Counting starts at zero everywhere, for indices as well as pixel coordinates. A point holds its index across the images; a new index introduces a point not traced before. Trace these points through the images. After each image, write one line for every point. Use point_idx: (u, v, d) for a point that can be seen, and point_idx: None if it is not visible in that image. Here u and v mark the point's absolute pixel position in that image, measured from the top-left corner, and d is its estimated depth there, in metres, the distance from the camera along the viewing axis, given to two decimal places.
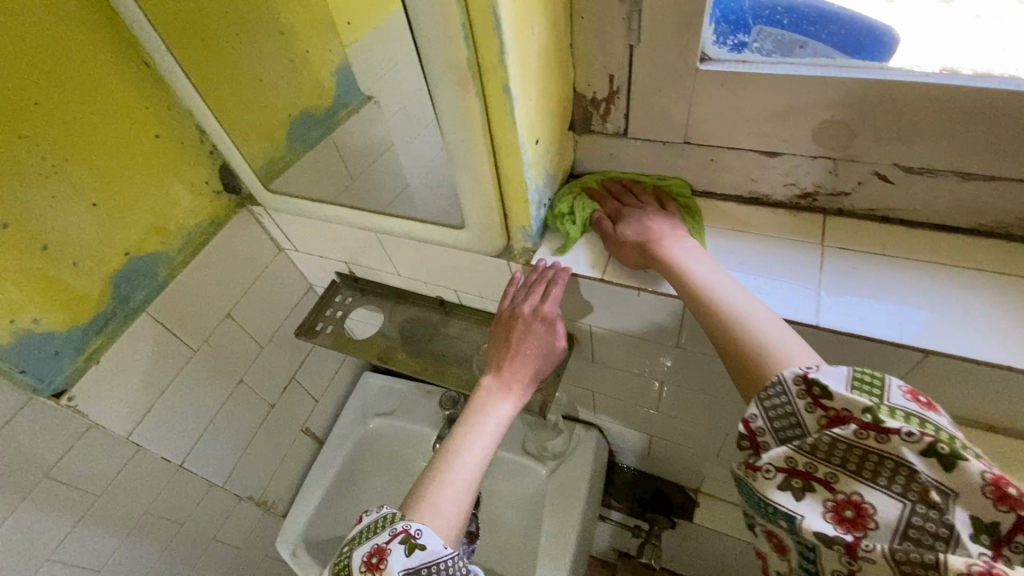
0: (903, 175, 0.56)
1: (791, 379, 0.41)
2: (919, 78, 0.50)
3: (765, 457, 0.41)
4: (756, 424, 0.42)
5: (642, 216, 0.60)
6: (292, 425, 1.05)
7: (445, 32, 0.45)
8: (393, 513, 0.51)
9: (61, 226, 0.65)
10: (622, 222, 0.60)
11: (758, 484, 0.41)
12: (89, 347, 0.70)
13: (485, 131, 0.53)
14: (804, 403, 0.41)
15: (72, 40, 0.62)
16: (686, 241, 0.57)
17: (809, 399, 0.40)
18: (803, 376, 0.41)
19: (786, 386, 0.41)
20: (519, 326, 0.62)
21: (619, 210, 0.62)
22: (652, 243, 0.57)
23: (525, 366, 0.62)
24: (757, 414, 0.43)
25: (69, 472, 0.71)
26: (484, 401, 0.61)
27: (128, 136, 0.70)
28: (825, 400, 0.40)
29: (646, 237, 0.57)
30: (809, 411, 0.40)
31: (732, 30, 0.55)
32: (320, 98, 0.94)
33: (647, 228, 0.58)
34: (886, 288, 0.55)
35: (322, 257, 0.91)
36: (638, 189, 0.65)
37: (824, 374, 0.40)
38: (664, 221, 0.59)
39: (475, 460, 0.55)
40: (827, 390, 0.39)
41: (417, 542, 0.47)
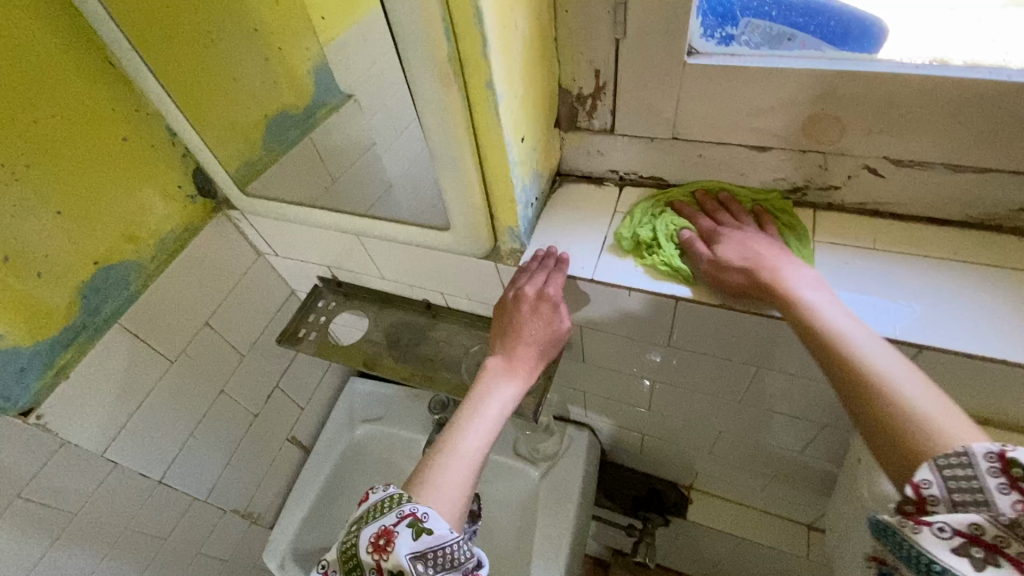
0: (893, 168, 0.55)
1: (981, 456, 0.37)
2: (908, 70, 0.49)
3: (943, 518, 0.38)
4: (928, 491, 0.38)
5: (745, 237, 0.55)
6: (277, 434, 1.02)
7: (425, 25, 0.43)
8: (400, 494, 0.49)
9: (24, 235, 0.62)
10: (721, 244, 0.55)
11: (917, 538, 0.39)
12: (58, 362, 0.67)
13: (468, 129, 0.51)
14: (995, 484, 0.37)
15: (29, 39, 0.58)
16: (801, 269, 0.51)
17: (1004, 480, 0.37)
18: (999, 455, 0.37)
19: (975, 461, 0.37)
20: (526, 309, 0.59)
21: (715, 229, 0.57)
22: (768, 270, 0.51)
23: (528, 348, 0.59)
24: (931, 482, 0.38)
25: (44, 490, 0.68)
26: (484, 381, 0.58)
27: (94, 139, 0.66)
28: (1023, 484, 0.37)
29: (759, 263, 0.52)
30: (1001, 492, 0.37)
31: (719, 23, 0.54)
32: (298, 97, 0.91)
33: (755, 253, 0.53)
34: (876, 282, 0.55)
35: (304, 261, 0.88)
36: (732, 205, 0.60)
37: (1020, 453, 0.37)
38: (768, 244, 0.54)
39: (479, 441, 0.54)
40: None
41: (424, 526, 0.46)
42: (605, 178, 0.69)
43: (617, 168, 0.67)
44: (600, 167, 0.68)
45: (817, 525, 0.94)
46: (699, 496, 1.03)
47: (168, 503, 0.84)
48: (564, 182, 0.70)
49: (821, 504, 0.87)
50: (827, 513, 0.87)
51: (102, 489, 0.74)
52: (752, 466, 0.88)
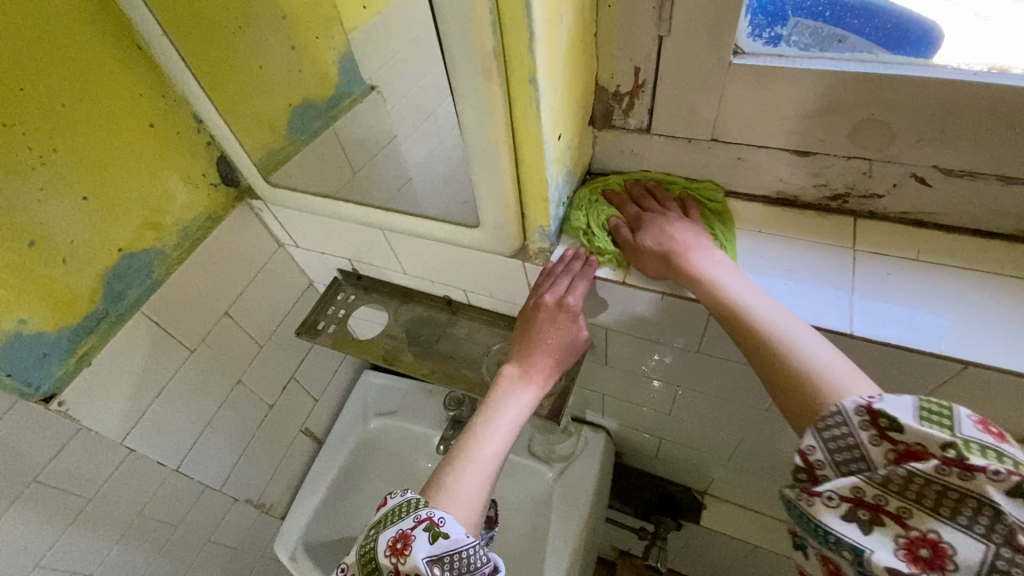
0: (942, 178, 0.53)
1: (853, 410, 0.37)
2: (966, 77, 0.47)
3: (832, 485, 0.38)
4: (813, 456, 0.39)
5: (663, 221, 0.57)
6: (290, 425, 1.01)
7: (472, 18, 0.42)
8: (417, 499, 0.49)
9: (49, 219, 0.61)
10: (642, 230, 0.57)
11: (813, 509, 0.39)
12: (81, 348, 0.66)
13: (508, 127, 0.50)
14: (869, 437, 0.37)
15: (62, 21, 0.58)
16: (712, 251, 0.53)
17: (875, 432, 0.37)
18: (867, 407, 0.37)
19: (847, 417, 0.38)
20: (542, 317, 0.59)
21: (639, 215, 0.59)
22: (679, 251, 0.53)
23: (546, 355, 0.58)
24: (814, 445, 0.39)
25: (60, 475, 0.67)
26: (501, 390, 0.58)
27: (120, 125, 0.66)
28: (894, 434, 0.36)
29: (672, 246, 0.54)
30: (875, 444, 0.37)
31: (769, 22, 0.52)
32: (322, 87, 0.90)
33: (670, 237, 0.55)
34: (919, 294, 0.53)
35: (324, 253, 0.87)
36: (663, 194, 0.62)
37: (890, 405, 0.36)
38: (686, 227, 0.56)
39: (496, 446, 0.53)
40: (896, 424, 0.36)
41: (440, 529, 0.45)
42: None
43: (650, 169, 0.65)
44: (633, 167, 0.66)
45: None
46: (714, 502, 1.01)
47: (182, 491, 0.84)
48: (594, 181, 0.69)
49: None
50: None
51: (117, 476, 0.74)
52: (772, 476, 0.87)
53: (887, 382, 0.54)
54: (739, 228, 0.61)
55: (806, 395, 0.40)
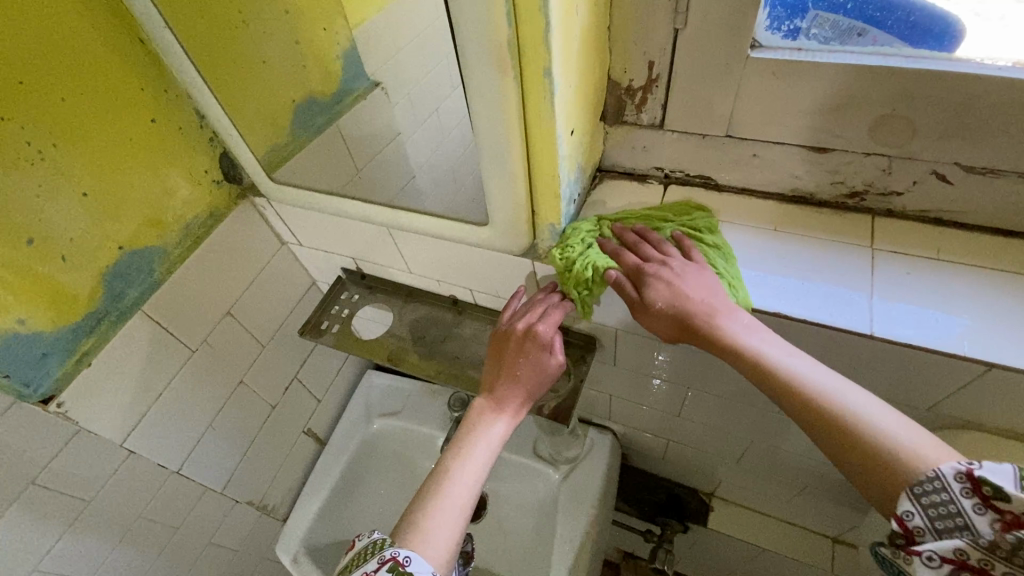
0: (964, 175, 0.52)
1: (952, 476, 0.35)
2: (991, 71, 0.46)
3: (929, 546, 0.35)
4: (912, 522, 0.36)
5: (674, 275, 0.51)
6: (293, 426, 1.00)
7: (486, 8, 0.40)
8: (383, 539, 0.47)
9: (48, 216, 0.59)
10: (648, 287, 0.51)
11: (913, 571, 0.36)
12: (80, 348, 0.65)
13: (520, 122, 0.49)
14: (971, 503, 0.35)
15: (61, 11, 0.56)
16: (735, 311, 0.48)
17: (978, 500, 0.35)
18: (967, 473, 0.35)
19: (948, 484, 0.35)
20: (512, 346, 0.58)
21: (639, 267, 0.52)
22: (703, 317, 0.48)
23: (518, 388, 0.57)
24: (912, 511, 0.36)
25: (58, 477, 0.65)
26: (473, 420, 0.57)
27: (120, 120, 0.64)
28: (1000, 502, 0.34)
29: (688, 309, 0.48)
30: (979, 512, 0.35)
31: (788, 15, 0.51)
32: (326, 83, 0.89)
33: (683, 297, 0.49)
34: (940, 294, 0.52)
35: (328, 251, 0.86)
36: (657, 237, 0.56)
37: (990, 472, 0.35)
38: (699, 280, 0.50)
39: (470, 482, 0.51)
40: (1001, 491, 0.34)
41: (404, 570, 0.44)
42: (648, 175, 0.66)
43: (662, 166, 0.64)
44: (645, 163, 0.65)
45: (843, 539, 0.91)
46: (721, 504, 1.00)
47: (183, 493, 0.82)
48: (605, 178, 0.67)
49: (851, 520, 0.84)
50: (858, 528, 0.84)
51: (116, 478, 0.72)
52: (782, 478, 0.85)
53: (907, 384, 0.53)
54: (754, 227, 0.60)
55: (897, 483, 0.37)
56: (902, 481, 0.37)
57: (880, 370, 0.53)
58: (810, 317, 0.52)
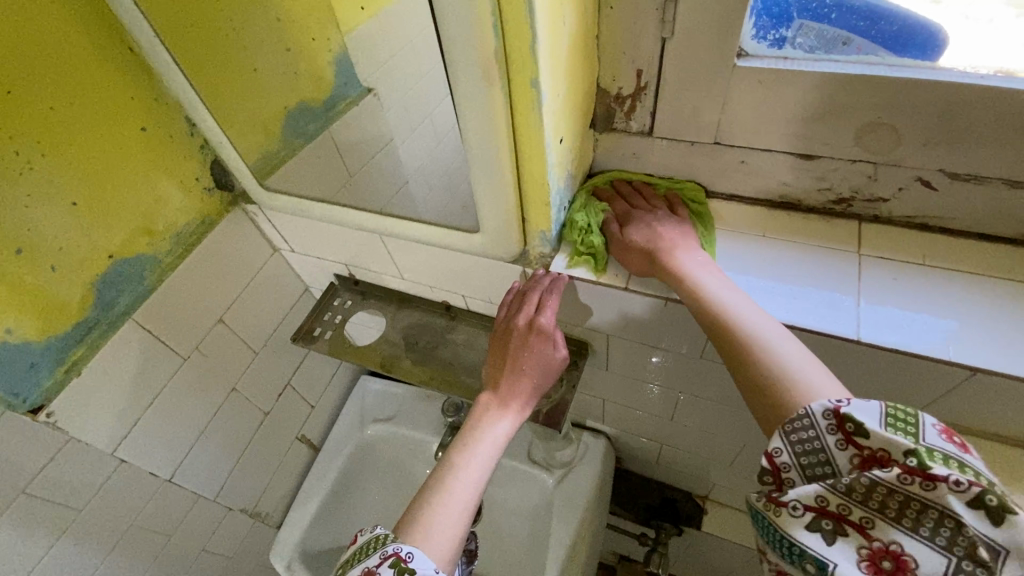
0: (949, 182, 0.53)
1: (820, 414, 0.37)
2: (973, 80, 0.47)
3: (793, 493, 0.37)
4: (780, 458, 0.39)
5: (653, 220, 0.57)
6: (286, 433, 1.00)
7: (473, 20, 0.41)
8: (384, 534, 0.47)
9: (36, 226, 0.59)
10: (630, 225, 0.58)
11: (780, 521, 0.37)
12: (70, 358, 0.65)
13: (509, 130, 0.49)
14: (835, 441, 0.37)
15: (49, 21, 0.56)
16: (697, 252, 0.54)
17: (841, 437, 0.37)
18: (834, 411, 0.37)
19: (815, 420, 0.37)
20: (514, 341, 0.58)
21: (627, 210, 0.60)
22: (664, 250, 0.54)
23: (523, 381, 0.57)
24: (781, 449, 0.39)
25: (48, 487, 0.65)
26: (479, 416, 0.56)
27: (111, 128, 0.64)
28: (859, 438, 0.36)
29: (658, 244, 0.54)
30: (841, 449, 0.37)
31: (773, 24, 0.52)
32: (318, 89, 0.89)
33: (657, 235, 0.55)
34: (925, 299, 0.52)
35: (320, 258, 0.86)
36: (651, 193, 0.62)
37: (857, 409, 0.36)
38: (672, 227, 0.56)
39: (473, 476, 0.51)
40: (861, 428, 0.36)
41: (407, 566, 0.44)
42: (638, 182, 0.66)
43: (652, 172, 0.64)
44: (634, 170, 0.65)
45: None
46: (715, 508, 1.00)
47: (175, 501, 0.82)
48: None
49: None
50: None
51: (108, 487, 0.72)
52: None
53: (895, 389, 0.53)
54: (743, 233, 0.60)
55: (781, 400, 0.40)
56: (789, 405, 0.40)
57: (867, 375, 0.53)
58: (798, 323, 0.52)
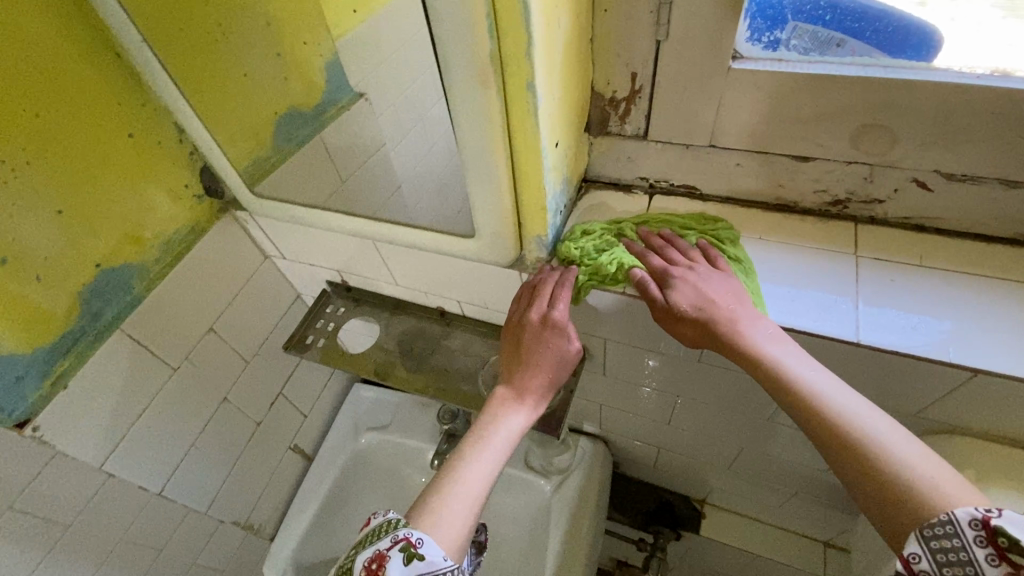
0: (944, 182, 0.53)
1: (966, 522, 0.33)
2: (968, 80, 0.47)
3: None
4: (918, 567, 0.34)
5: (701, 279, 0.51)
6: (278, 443, 0.98)
7: (468, 23, 0.40)
8: (397, 518, 0.47)
9: (22, 234, 0.58)
10: (673, 289, 0.51)
11: None
12: (56, 370, 0.63)
13: (505, 134, 0.48)
14: (984, 553, 0.32)
15: (34, 25, 0.55)
16: (759, 319, 0.48)
17: (993, 551, 0.32)
18: (984, 521, 0.32)
19: (960, 529, 0.33)
20: (528, 336, 0.56)
21: (666, 269, 0.53)
22: (726, 323, 0.48)
23: (537, 377, 0.55)
24: (919, 555, 0.34)
25: (36, 502, 0.63)
26: (491, 409, 0.55)
27: (98, 134, 0.63)
28: (1016, 555, 0.31)
29: (713, 313, 0.48)
30: (992, 564, 0.32)
31: (768, 26, 0.52)
32: (308, 95, 0.88)
33: (709, 301, 0.49)
34: (923, 300, 0.52)
35: (313, 265, 0.85)
36: (684, 244, 0.56)
37: (1010, 522, 0.32)
38: (725, 287, 0.51)
39: (484, 470, 0.50)
40: (1019, 545, 0.31)
41: (417, 551, 0.43)
42: (633, 185, 0.66)
43: (647, 176, 0.64)
44: (629, 174, 0.65)
45: (835, 543, 0.91)
46: (713, 511, 1.00)
47: (166, 515, 0.80)
48: (591, 188, 0.67)
49: (842, 524, 0.84)
50: (848, 531, 0.84)
51: (97, 502, 0.70)
52: (772, 484, 0.85)
53: (892, 391, 0.53)
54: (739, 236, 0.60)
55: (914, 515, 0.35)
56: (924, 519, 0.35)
57: (867, 377, 0.53)
58: (796, 326, 0.52)
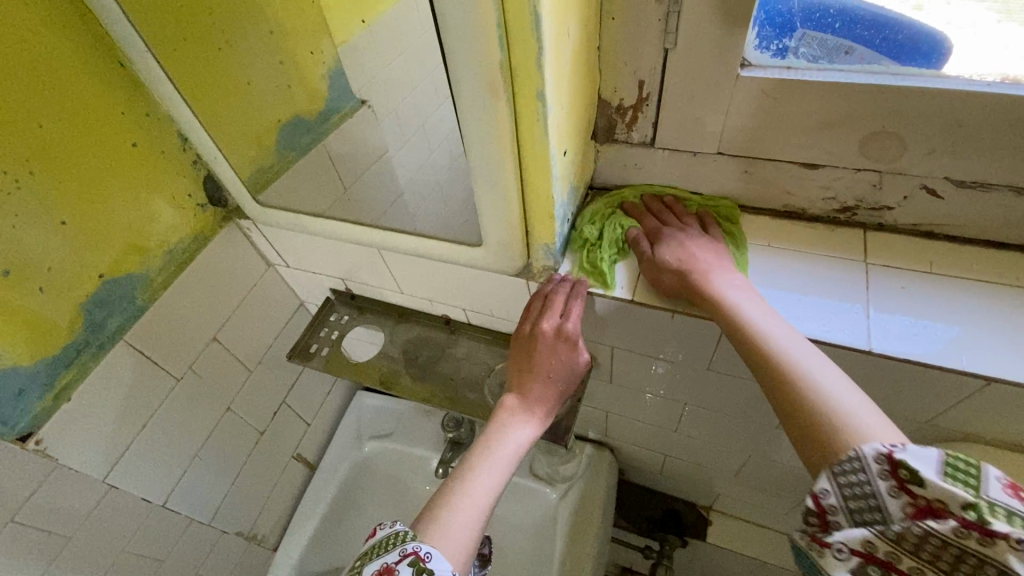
0: (954, 189, 0.53)
1: (872, 457, 0.35)
2: (980, 88, 0.47)
3: (839, 536, 0.36)
4: (827, 501, 0.37)
5: (687, 238, 0.55)
6: (282, 452, 0.98)
7: (479, 32, 0.40)
8: (406, 531, 0.45)
9: (25, 246, 0.57)
10: (661, 244, 0.56)
11: (824, 562, 0.37)
12: (58, 383, 0.62)
13: (513, 143, 0.48)
14: (887, 487, 0.35)
15: (38, 36, 0.55)
16: (730, 274, 0.51)
17: (894, 483, 0.34)
18: (887, 454, 0.35)
19: (866, 464, 0.35)
20: (540, 347, 0.56)
21: (659, 228, 0.58)
22: (698, 272, 0.51)
23: (546, 387, 0.55)
24: (829, 491, 0.36)
25: (37, 516, 0.62)
26: (501, 420, 0.55)
27: (101, 144, 0.63)
28: (914, 486, 0.34)
29: (691, 265, 0.52)
30: (893, 496, 0.35)
31: (777, 34, 0.51)
32: (312, 102, 0.88)
33: (691, 255, 0.53)
34: (935, 307, 0.52)
35: (317, 273, 0.85)
36: (682, 210, 0.60)
37: (912, 456, 0.34)
38: (707, 247, 0.54)
39: (492, 482, 0.50)
40: (917, 477, 0.34)
41: (426, 565, 0.42)
42: None
43: (654, 183, 0.64)
44: (636, 181, 0.65)
45: None
46: (720, 518, 0.99)
47: (169, 527, 0.79)
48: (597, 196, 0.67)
49: None
50: None
51: (99, 514, 0.69)
52: (780, 491, 0.85)
53: (904, 398, 0.53)
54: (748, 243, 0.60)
55: (824, 436, 0.38)
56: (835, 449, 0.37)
57: (878, 385, 0.53)
58: (808, 334, 0.51)
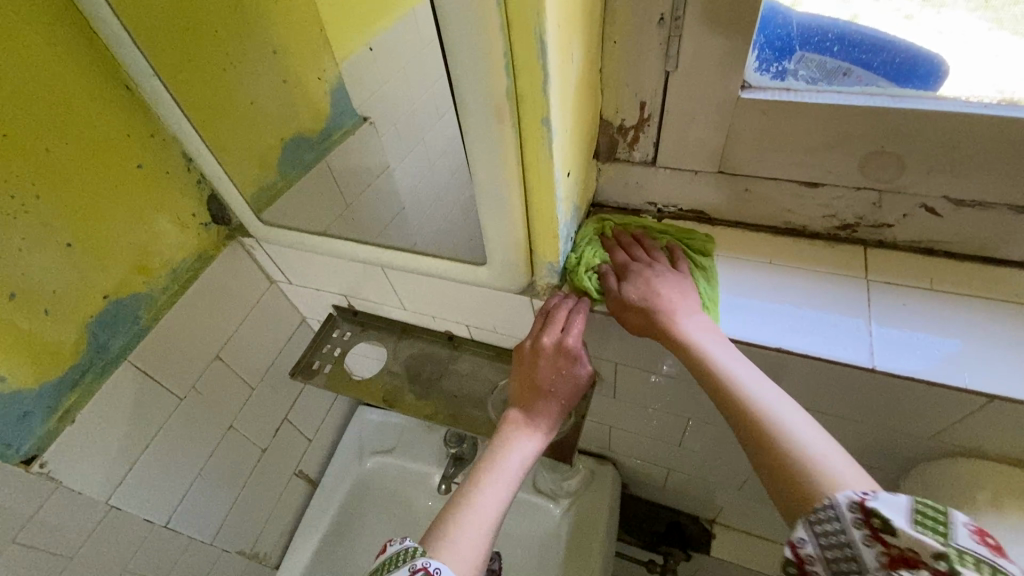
0: (953, 208, 0.53)
1: (845, 506, 0.36)
2: (977, 109, 0.48)
3: None
4: (804, 550, 0.37)
5: (653, 273, 0.54)
6: (284, 468, 0.97)
7: (486, 60, 0.41)
8: (415, 547, 0.45)
9: (31, 269, 0.57)
10: (627, 281, 0.54)
11: None
12: (63, 405, 0.62)
13: (518, 165, 0.48)
14: (862, 536, 0.35)
15: (47, 63, 0.55)
16: (698, 315, 0.51)
17: (869, 532, 0.35)
18: (860, 503, 0.35)
19: (840, 513, 0.36)
20: (543, 364, 0.56)
21: (626, 263, 0.56)
22: (666, 315, 0.50)
23: (552, 403, 0.56)
24: (805, 539, 0.37)
25: (39, 539, 0.61)
26: (506, 434, 0.55)
27: (107, 167, 0.63)
28: (887, 535, 0.34)
29: (659, 306, 0.51)
30: (867, 545, 0.35)
31: (776, 57, 0.52)
32: (314, 120, 0.88)
33: (656, 293, 0.52)
34: (937, 324, 0.52)
35: (319, 289, 0.85)
36: (651, 244, 0.59)
37: (883, 503, 0.35)
38: (674, 283, 0.53)
39: (498, 496, 0.50)
40: (890, 525, 0.34)
41: None
42: (642, 210, 0.66)
43: (655, 201, 0.65)
44: (638, 199, 0.65)
45: None
46: (723, 532, 0.99)
47: (171, 548, 0.78)
48: (598, 213, 0.67)
49: None
50: None
51: (101, 536, 0.68)
52: None
53: (907, 414, 0.53)
54: (749, 260, 0.61)
55: (803, 492, 0.38)
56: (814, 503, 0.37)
57: (882, 402, 0.53)
58: (813, 352, 0.52)
